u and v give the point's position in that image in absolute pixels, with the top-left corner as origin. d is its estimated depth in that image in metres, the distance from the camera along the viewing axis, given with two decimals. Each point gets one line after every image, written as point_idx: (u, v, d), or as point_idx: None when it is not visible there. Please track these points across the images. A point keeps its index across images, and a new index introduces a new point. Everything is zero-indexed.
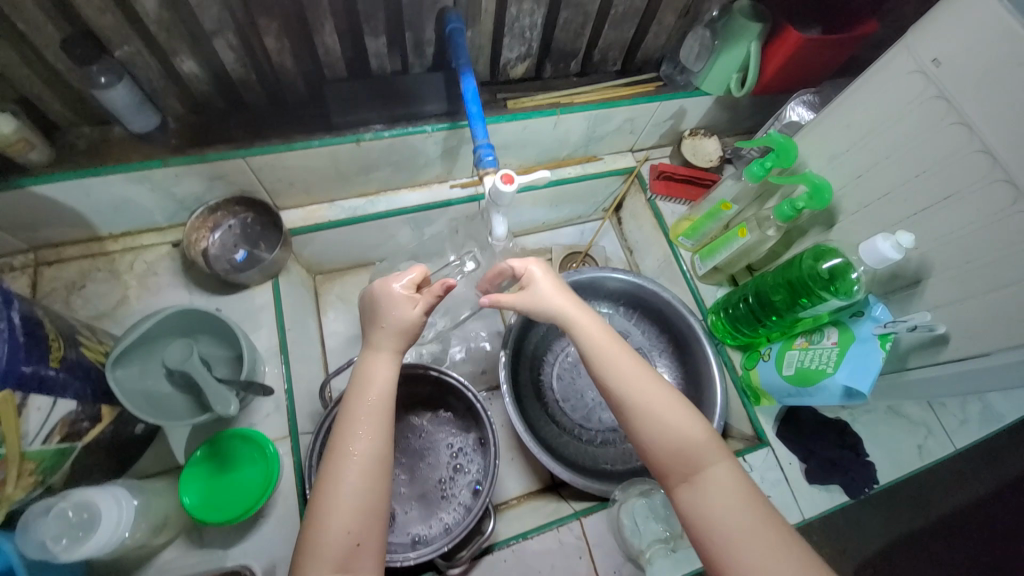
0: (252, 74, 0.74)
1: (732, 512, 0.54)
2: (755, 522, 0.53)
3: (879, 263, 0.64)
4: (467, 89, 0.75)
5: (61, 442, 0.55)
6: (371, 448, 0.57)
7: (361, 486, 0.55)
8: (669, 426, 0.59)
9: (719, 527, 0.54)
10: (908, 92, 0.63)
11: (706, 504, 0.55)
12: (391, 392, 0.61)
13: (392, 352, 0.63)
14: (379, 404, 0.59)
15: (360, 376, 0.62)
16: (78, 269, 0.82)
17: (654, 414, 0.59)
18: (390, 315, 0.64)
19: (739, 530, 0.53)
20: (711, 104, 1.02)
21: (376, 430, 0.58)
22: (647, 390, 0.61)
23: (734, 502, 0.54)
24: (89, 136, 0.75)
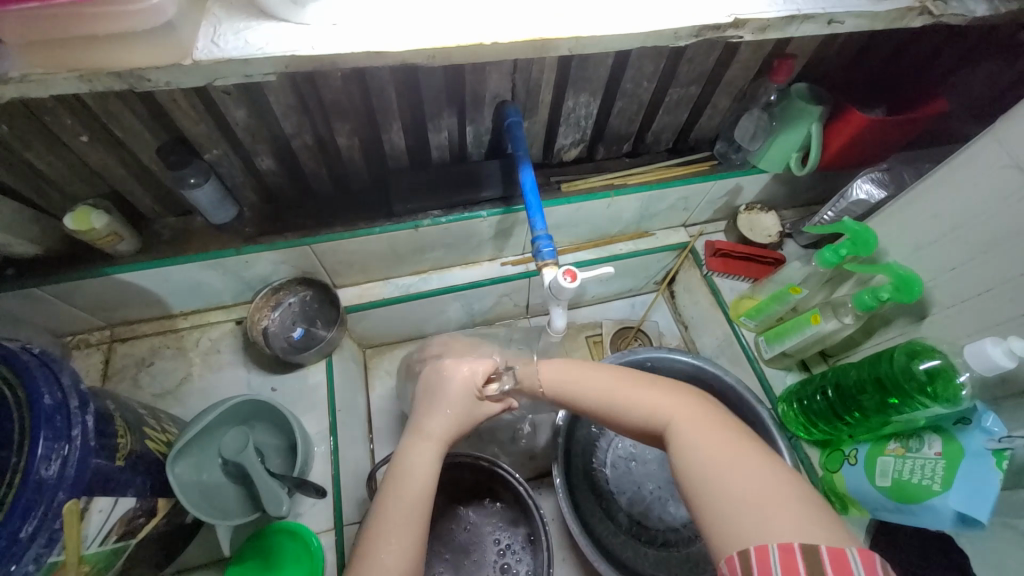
0: (323, 167, 0.79)
1: (711, 459, 0.50)
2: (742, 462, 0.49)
3: (990, 371, 0.57)
4: (526, 179, 0.76)
5: (117, 541, 0.55)
6: (403, 551, 0.53)
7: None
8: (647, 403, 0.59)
9: (700, 481, 0.49)
10: (1004, 186, 0.59)
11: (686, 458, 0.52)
12: (433, 485, 0.59)
13: (437, 445, 0.62)
14: (418, 499, 0.57)
15: (398, 470, 0.59)
16: (149, 346, 0.86)
17: (633, 396, 0.60)
18: (444, 405, 0.65)
19: (725, 469, 0.49)
20: (768, 180, 0.99)
21: (408, 530, 0.54)
22: (629, 383, 0.62)
23: (704, 453, 0.51)
24: (172, 225, 0.80)
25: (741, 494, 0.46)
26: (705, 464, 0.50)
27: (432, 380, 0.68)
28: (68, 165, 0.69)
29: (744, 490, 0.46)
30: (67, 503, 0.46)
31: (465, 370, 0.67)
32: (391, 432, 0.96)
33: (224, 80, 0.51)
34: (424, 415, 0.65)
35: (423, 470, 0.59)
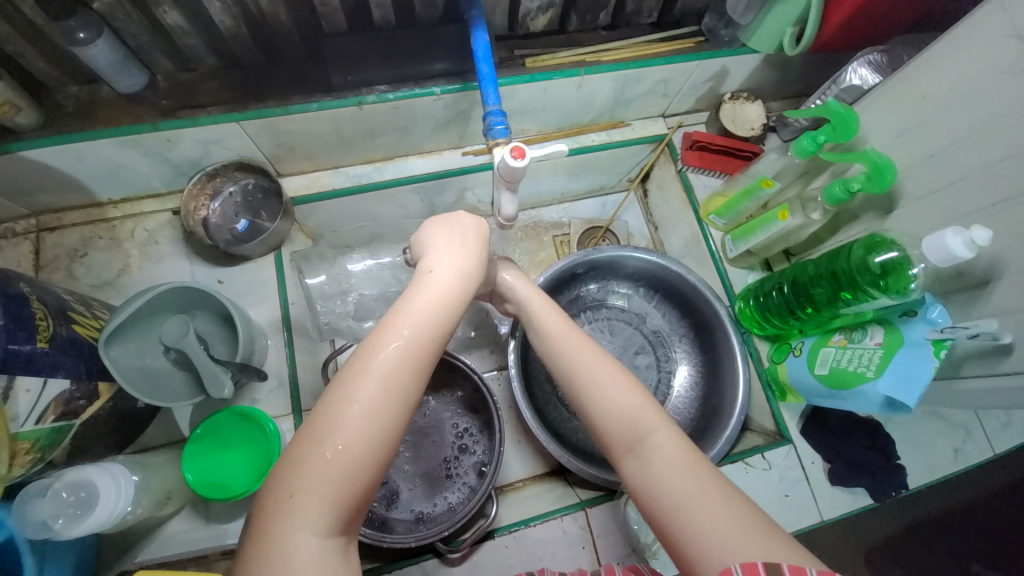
0: (243, 27, 0.68)
1: (680, 475, 0.46)
2: (712, 483, 0.45)
3: (946, 263, 0.55)
4: (479, 46, 0.66)
5: (57, 421, 0.55)
6: (402, 378, 0.43)
7: (371, 424, 0.40)
8: (615, 393, 0.53)
9: (659, 493, 0.45)
10: (1003, 60, 0.52)
11: (655, 470, 0.47)
12: (444, 320, 0.48)
13: (460, 283, 0.51)
14: (433, 334, 0.46)
15: (407, 296, 0.48)
16: (79, 235, 0.79)
17: (603, 382, 0.54)
18: (463, 248, 0.55)
19: (685, 484, 0.45)
20: (758, 62, 0.89)
21: (412, 362, 0.44)
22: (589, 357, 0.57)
23: (674, 471, 0.46)
24: (77, 96, 0.70)
25: (709, 519, 0.42)
26: (675, 482, 0.45)
27: (447, 223, 0.57)
28: None
29: (711, 513, 0.42)
30: None
31: (480, 217, 0.58)
32: None
33: None
34: (444, 242, 0.55)
35: (434, 303, 0.48)
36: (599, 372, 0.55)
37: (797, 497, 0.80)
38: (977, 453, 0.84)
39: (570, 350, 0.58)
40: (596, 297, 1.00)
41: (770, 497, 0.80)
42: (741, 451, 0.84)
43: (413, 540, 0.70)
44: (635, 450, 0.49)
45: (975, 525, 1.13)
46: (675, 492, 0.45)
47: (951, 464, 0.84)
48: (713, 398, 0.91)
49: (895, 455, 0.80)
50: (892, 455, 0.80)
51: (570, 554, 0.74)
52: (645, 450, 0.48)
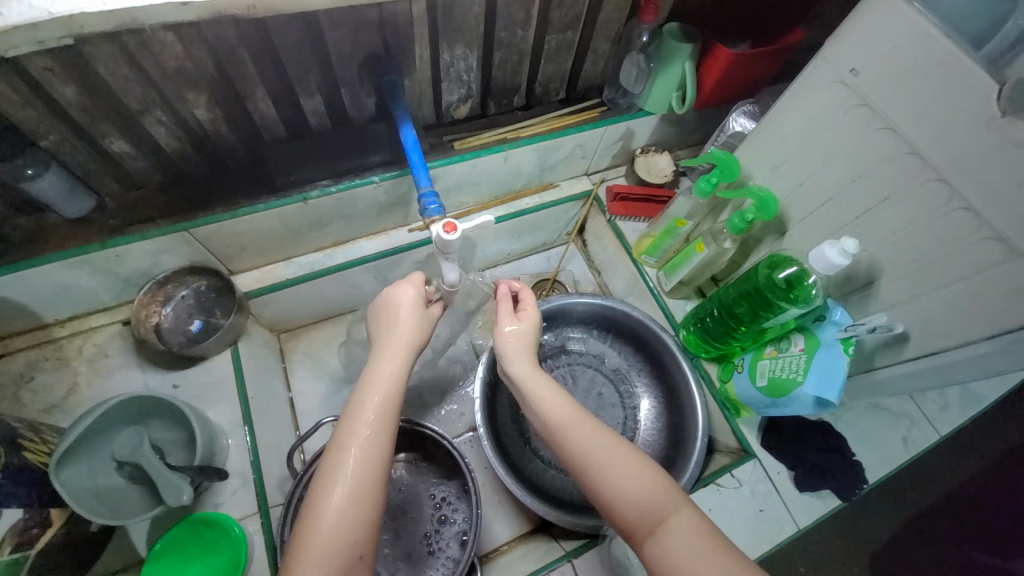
0: (189, 146, 0.73)
1: (691, 560, 0.52)
2: (723, 560, 0.51)
3: (830, 271, 0.64)
4: (408, 138, 0.75)
5: (12, 552, 0.54)
6: (375, 451, 0.53)
7: (358, 488, 0.51)
8: (637, 482, 0.57)
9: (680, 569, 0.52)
10: (834, 101, 0.64)
11: (671, 551, 0.53)
12: (400, 391, 0.58)
13: (403, 351, 0.60)
14: (385, 404, 0.55)
15: (366, 380, 0.57)
16: (23, 361, 0.78)
17: (627, 471, 0.58)
18: (402, 314, 0.63)
19: (701, 564, 0.51)
20: (657, 121, 1.03)
21: (381, 434, 0.54)
22: (612, 452, 0.60)
23: (692, 551, 0.52)
24: (23, 225, 0.72)
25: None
26: (695, 564, 0.51)
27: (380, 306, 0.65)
28: None
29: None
30: None
31: (408, 288, 0.65)
32: (317, 412, 0.96)
33: (13, 50, 0.48)
34: (395, 315, 0.63)
35: (387, 378, 0.57)
36: (620, 465, 0.59)
37: (769, 511, 0.82)
38: (924, 438, 0.91)
39: (597, 444, 0.61)
40: (554, 345, 1.05)
41: (745, 514, 0.82)
42: (712, 474, 0.87)
43: None
44: (655, 533, 0.55)
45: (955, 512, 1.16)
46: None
47: (903, 452, 0.89)
48: (678, 425, 0.94)
49: (851, 452, 0.87)
50: (847, 452, 0.86)
51: None
52: (664, 532, 0.54)
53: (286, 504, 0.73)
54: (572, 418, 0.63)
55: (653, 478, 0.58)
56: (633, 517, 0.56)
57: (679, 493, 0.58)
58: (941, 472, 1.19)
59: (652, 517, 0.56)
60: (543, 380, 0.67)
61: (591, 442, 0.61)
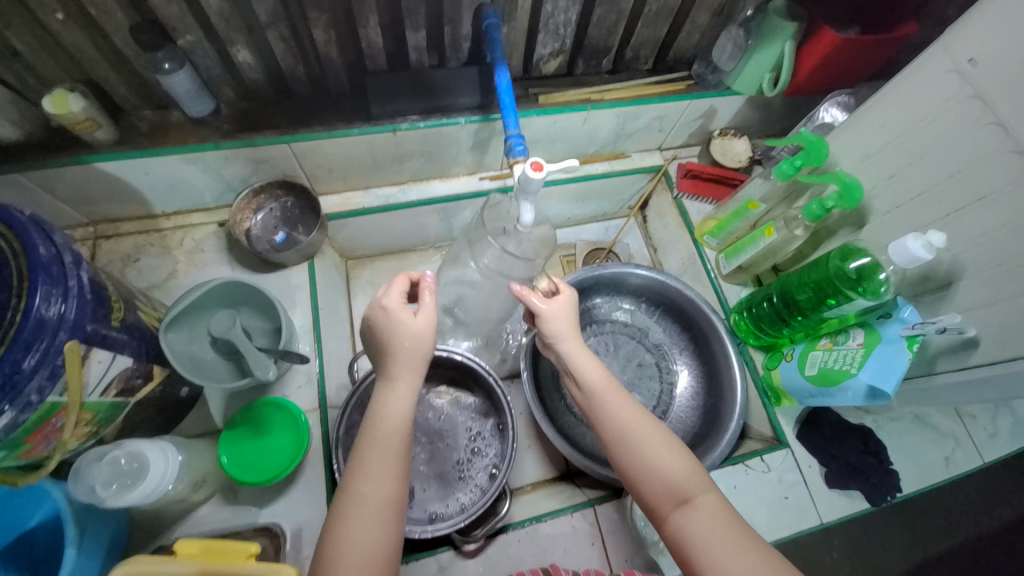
0: (300, 64, 0.79)
1: (713, 541, 0.53)
2: (744, 547, 0.53)
3: (910, 264, 0.63)
4: (501, 81, 0.77)
5: (116, 396, 0.61)
6: (384, 489, 0.55)
7: (371, 529, 0.53)
8: (665, 462, 0.59)
9: (699, 549, 0.54)
10: (944, 91, 0.61)
11: (692, 530, 0.55)
12: (409, 430, 0.59)
13: (408, 387, 0.60)
14: (391, 444, 0.57)
15: (375, 417, 0.58)
16: (134, 243, 0.87)
17: (657, 453, 0.60)
18: (396, 340, 0.60)
19: (721, 551, 0.53)
20: (743, 103, 1.01)
21: (393, 470, 0.56)
22: (648, 435, 0.61)
23: (712, 533, 0.54)
24: (150, 119, 0.80)
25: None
26: (717, 544, 0.53)
27: (377, 330, 0.62)
28: (43, 45, 0.67)
29: (744, 572, 0.51)
30: (68, 343, 0.50)
31: (405, 312, 0.61)
32: None
33: None
34: (389, 339, 0.60)
35: (400, 416, 0.59)
36: (645, 442, 0.60)
37: (794, 500, 0.83)
38: (967, 461, 0.89)
39: (626, 416, 0.62)
40: (602, 311, 1.07)
41: (769, 497, 0.83)
42: (742, 454, 0.88)
43: (431, 531, 0.72)
44: (682, 514, 0.56)
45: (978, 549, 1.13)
46: (705, 552, 0.53)
47: (942, 471, 0.88)
48: (714, 406, 0.95)
49: (888, 459, 0.85)
50: (884, 459, 0.85)
51: (580, 549, 0.77)
52: (688, 510, 0.56)
53: (345, 404, 0.79)
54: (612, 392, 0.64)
55: (681, 465, 0.59)
56: (658, 494, 0.58)
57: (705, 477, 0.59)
58: (977, 509, 1.16)
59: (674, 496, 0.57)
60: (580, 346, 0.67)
61: (621, 423, 0.62)
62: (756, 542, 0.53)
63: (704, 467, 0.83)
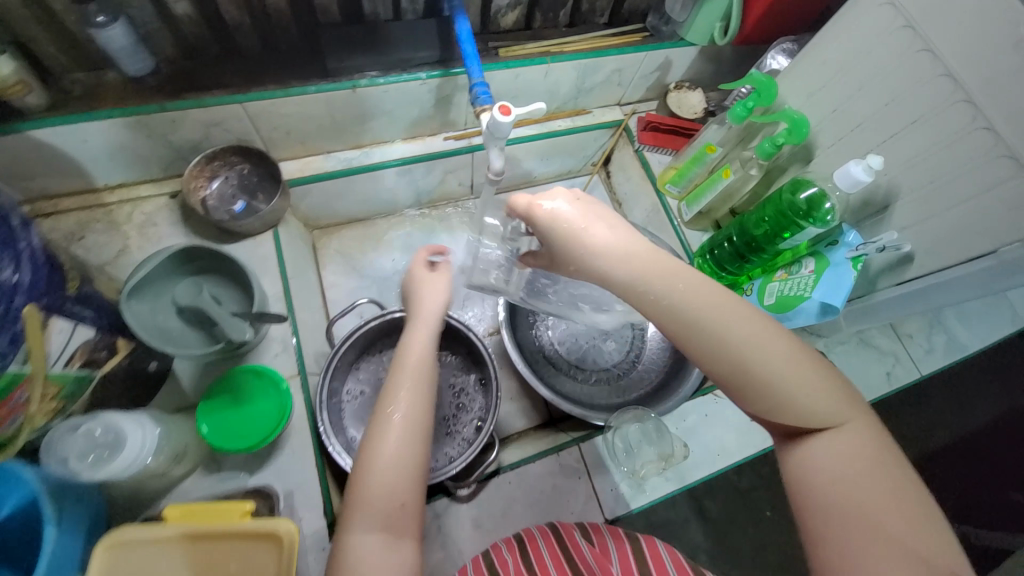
0: (247, 18, 0.75)
1: (855, 487, 0.44)
2: (893, 485, 0.44)
3: (852, 188, 0.68)
4: (462, 30, 0.76)
5: (82, 368, 0.58)
6: (417, 410, 0.56)
7: (403, 447, 0.54)
8: (813, 388, 0.47)
9: (834, 492, 0.45)
10: (880, 25, 0.66)
11: (831, 464, 0.46)
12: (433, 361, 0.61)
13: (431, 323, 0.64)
14: (420, 370, 0.59)
15: (400, 354, 0.60)
16: (78, 220, 0.81)
17: (797, 378, 0.46)
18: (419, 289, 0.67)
19: (858, 497, 0.44)
20: (696, 54, 1.04)
21: (419, 397, 0.57)
22: (784, 356, 0.46)
23: (853, 471, 0.45)
24: (83, 81, 0.74)
25: (891, 520, 0.42)
26: (855, 487, 0.44)
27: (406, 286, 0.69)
28: None
29: (890, 522, 0.42)
30: (25, 308, 0.48)
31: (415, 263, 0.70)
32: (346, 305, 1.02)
33: None
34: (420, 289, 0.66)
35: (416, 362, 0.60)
36: (795, 373, 0.46)
37: None
38: (906, 374, 1.00)
39: (772, 347, 0.46)
40: None
41: (738, 422, 0.89)
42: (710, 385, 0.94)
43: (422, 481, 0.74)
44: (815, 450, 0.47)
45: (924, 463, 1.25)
46: (842, 491, 0.44)
47: (885, 385, 0.98)
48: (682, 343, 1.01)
49: None
50: None
51: (569, 484, 0.81)
52: (825, 443, 0.46)
53: (327, 371, 0.81)
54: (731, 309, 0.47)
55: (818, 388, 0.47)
56: (796, 426, 0.47)
57: (857, 405, 0.48)
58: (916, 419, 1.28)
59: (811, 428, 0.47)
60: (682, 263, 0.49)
61: (756, 347, 0.46)
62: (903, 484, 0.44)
63: (678, 400, 0.87)
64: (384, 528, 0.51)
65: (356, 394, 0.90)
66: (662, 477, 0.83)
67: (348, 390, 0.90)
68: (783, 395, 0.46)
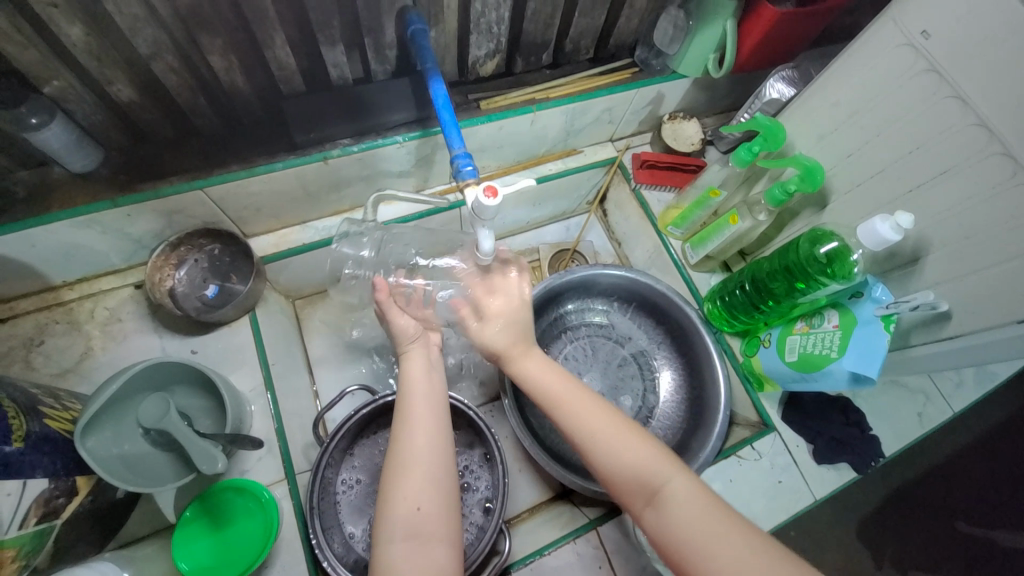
0: (201, 97, 0.68)
1: (698, 535, 0.50)
2: (731, 531, 0.50)
3: (878, 246, 0.62)
4: (438, 94, 0.69)
5: (39, 523, 0.52)
6: (424, 441, 0.60)
7: (421, 459, 0.58)
8: (636, 451, 0.57)
9: (689, 544, 0.50)
10: (898, 66, 0.61)
11: (676, 527, 0.52)
12: (437, 392, 0.66)
13: (424, 358, 0.69)
14: (425, 393, 0.65)
15: (403, 377, 0.67)
16: (34, 324, 0.74)
17: (619, 438, 0.58)
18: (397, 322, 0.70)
19: (706, 545, 0.50)
20: (689, 85, 0.98)
21: (426, 428, 0.61)
22: (606, 419, 0.60)
23: (696, 522, 0.51)
24: (27, 181, 0.67)
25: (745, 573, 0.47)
26: (700, 538, 0.50)
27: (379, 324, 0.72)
28: None
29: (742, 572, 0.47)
30: None
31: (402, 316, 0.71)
32: (336, 380, 0.96)
33: None
34: (399, 324, 0.70)
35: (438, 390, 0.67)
36: (621, 439, 0.59)
37: (788, 483, 0.83)
38: (938, 414, 0.87)
39: (596, 418, 0.60)
40: (574, 318, 1.03)
41: (764, 485, 0.83)
42: (732, 445, 0.87)
43: None
44: (662, 506, 0.53)
45: (967, 482, 1.15)
46: (706, 553, 0.49)
47: (916, 428, 0.87)
48: (697, 395, 0.94)
49: (868, 426, 0.86)
50: (865, 427, 0.85)
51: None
52: (663, 500, 0.54)
53: (316, 466, 0.75)
54: (570, 395, 0.63)
55: (642, 442, 0.58)
56: (635, 485, 0.56)
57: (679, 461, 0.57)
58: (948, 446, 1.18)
59: (649, 487, 0.55)
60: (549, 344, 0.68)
61: (586, 421, 0.60)
62: (742, 530, 0.50)
63: (699, 467, 0.82)
64: (406, 538, 0.54)
65: (352, 483, 0.83)
66: None
67: (343, 481, 0.83)
68: (605, 456, 0.58)
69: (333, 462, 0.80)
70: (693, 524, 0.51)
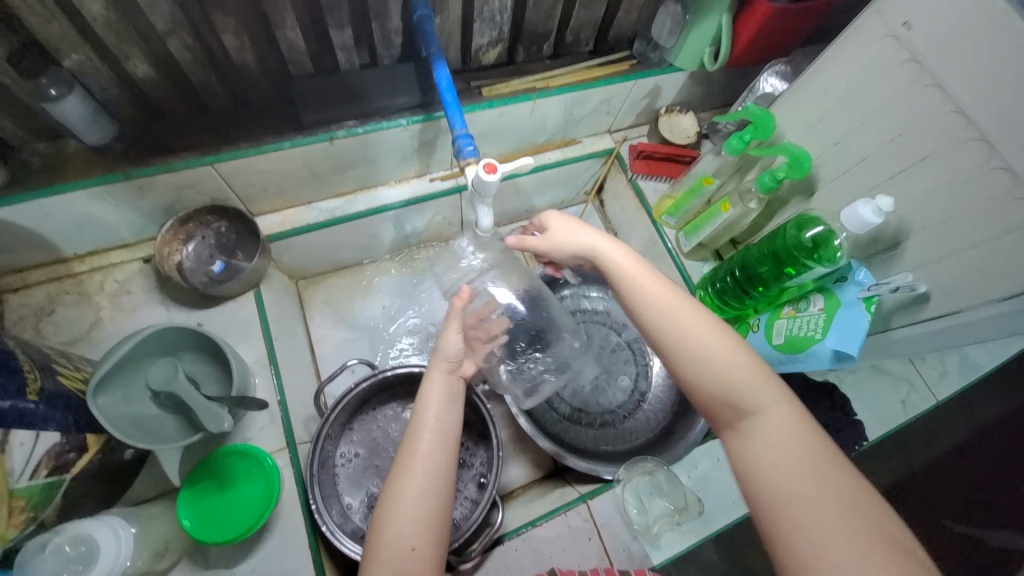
0: (212, 76, 0.71)
1: (783, 473, 0.46)
2: (826, 477, 0.45)
3: (861, 230, 0.64)
4: (441, 78, 0.72)
5: (49, 476, 0.55)
6: (438, 460, 0.55)
7: (425, 492, 0.53)
8: (728, 373, 0.51)
9: (768, 479, 0.46)
10: (883, 56, 0.63)
11: (761, 460, 0.47)
12: (453, 414, 0.60)
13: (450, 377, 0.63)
14: (439, 420, 0.58)
15: (421, 400, 0.60)
16: (46, 294, 0.76)
17: (711, 351, 0.53)
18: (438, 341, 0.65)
19: (786, 487, 0.45)
20: (686, 78, 1.00)
21: (439, 448, 0.56)
22: (697, 327, 0.54)
23: (787, 461, 0.46)
24: (44, 153, 0.70)
25: (824, 531, 0.42)
26: (785, 477, 0.45)
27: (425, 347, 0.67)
28: None
29: (820, 528, 0.42)
30: None
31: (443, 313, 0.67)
32: (337, 359, 0.98)
33: None
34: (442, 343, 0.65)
35: (453, 426, 0.59)
36: (718, 353, 0.53)
37: None
38: (923, 402, 0.89)
39: (702, 329, 0.54)
40: (569, 302, 1.05)
41: None
42: None
43: None
44: (751, 435, 0.49)
45: (953, 476, 1.17)
46: (783, 497, 0.45)
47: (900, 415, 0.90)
48: None
49: (853, 411, 0.88)
50: (849, 411, 0.87)
51: (579, 547, 0.77)
52: (750, 428, 0.49)
53: (316, 437, 0.77)
54: (662, 299, 0.57)
55: (748, 361, 0.52)
56: (723, 406, 0.51)
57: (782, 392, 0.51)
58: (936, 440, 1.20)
59: (736, 407, 0.50)
60: (630, 258, 0.62)
61: (678, 328, 0.55)
62: (839, 477, 0.45)
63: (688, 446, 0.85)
64: None
65: (351, 457, 0.86)
66: (678, 531, 0.79)
67: (342, 454, 0.85)
68: (691, 369, 0.53)
69: (332, 435, 0.82)
70: (783, 462, 0.46)
